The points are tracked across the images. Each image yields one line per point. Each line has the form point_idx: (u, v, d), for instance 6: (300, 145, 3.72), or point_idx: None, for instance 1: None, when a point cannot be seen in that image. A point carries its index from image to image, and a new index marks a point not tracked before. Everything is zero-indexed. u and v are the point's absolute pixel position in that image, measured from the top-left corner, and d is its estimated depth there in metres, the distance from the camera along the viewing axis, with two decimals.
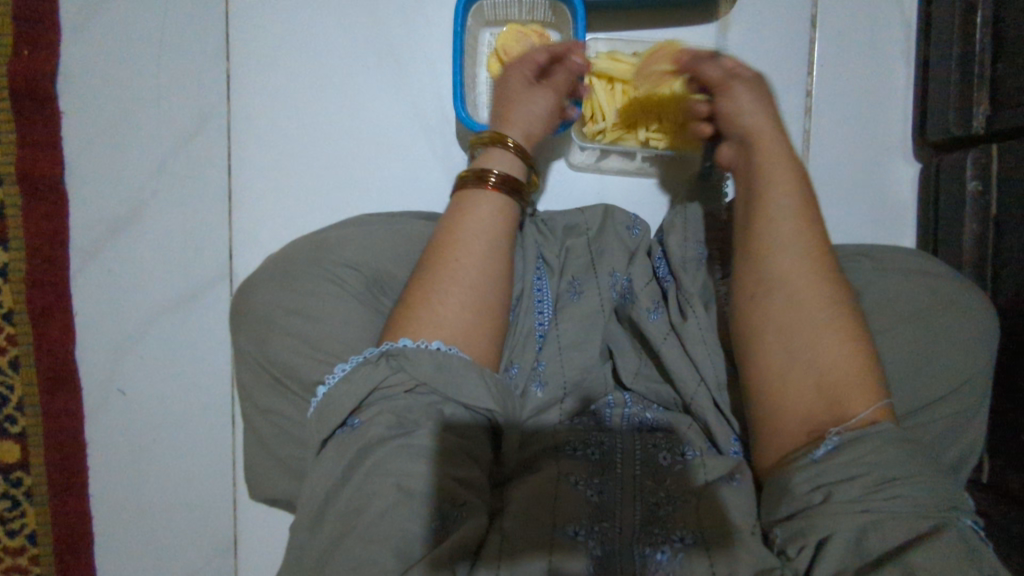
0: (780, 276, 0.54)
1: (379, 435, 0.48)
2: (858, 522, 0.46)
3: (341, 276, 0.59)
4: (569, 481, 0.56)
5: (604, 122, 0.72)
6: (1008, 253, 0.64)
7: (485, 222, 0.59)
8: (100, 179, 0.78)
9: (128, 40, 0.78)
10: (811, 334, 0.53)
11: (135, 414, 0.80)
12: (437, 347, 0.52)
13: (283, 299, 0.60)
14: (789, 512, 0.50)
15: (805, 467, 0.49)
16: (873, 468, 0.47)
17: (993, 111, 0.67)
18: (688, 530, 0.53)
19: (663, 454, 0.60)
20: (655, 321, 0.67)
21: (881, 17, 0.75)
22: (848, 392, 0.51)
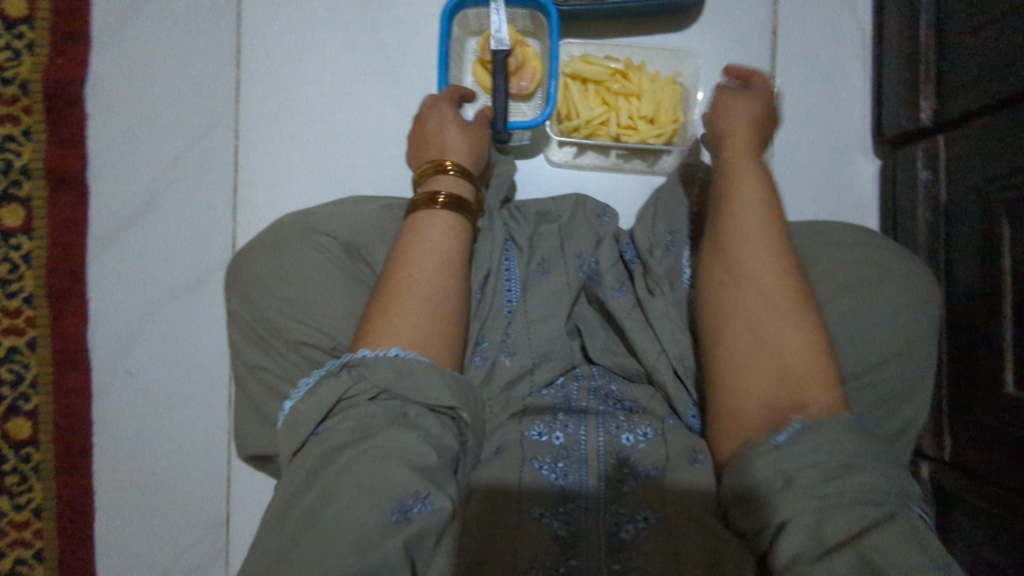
0: (748, 271, 0.55)
1: (342, 440, 0.52)
2: (815, 508, 0.46)
3: (319, 241, 0.67)
4: (532, 465, 0.60)
5: (578, 119, 0.77)
6: (955, 241, 0.68)
7: (438, 244, 0.62)
8: (118, 175, 0.85)
9: (149, 50, 0.86)
10: (772, 328, 0.53)
11: (139, 393, 0.85)
12: (394, 354, 0.56)
13: (271, 264, 0.67)
14: (750, 496, 0.49)
15: (768, 452, 0.49)
16: (829, 456, 0.48)
17: (939, 105, 0.71)
18: (650, 509, 0.58)
19: (625, 434, 0.63)
20: (619, 298, 0.72)
21: (840, 26, 0.81)
22: (805, 384, 0.52)
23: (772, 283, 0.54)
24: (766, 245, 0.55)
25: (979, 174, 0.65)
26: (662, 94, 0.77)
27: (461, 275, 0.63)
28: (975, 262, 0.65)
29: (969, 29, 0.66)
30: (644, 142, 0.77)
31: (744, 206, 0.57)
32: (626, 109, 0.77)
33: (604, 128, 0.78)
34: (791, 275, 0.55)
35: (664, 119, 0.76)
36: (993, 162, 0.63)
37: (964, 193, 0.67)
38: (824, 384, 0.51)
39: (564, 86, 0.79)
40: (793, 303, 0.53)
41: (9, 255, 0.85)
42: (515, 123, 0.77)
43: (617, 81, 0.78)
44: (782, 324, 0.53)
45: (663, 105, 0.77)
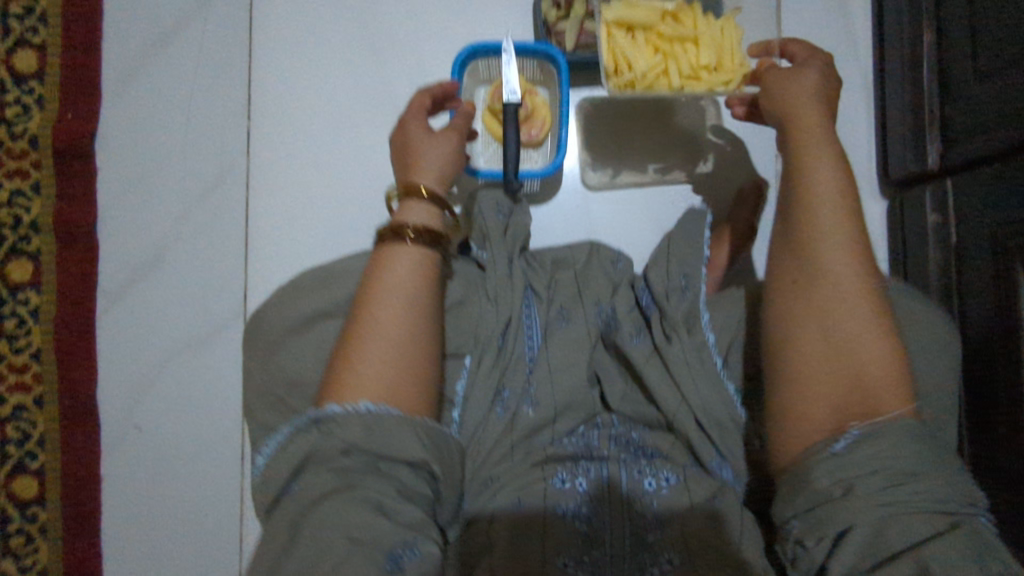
0: (827, 272, 0.55)
1: (319, 494, 0.51)
2: (878, 514, 0.49)
3: (333, 300, 0.67)
4: (557, 513, 0.63)
5: (632, 73, 0.73)
6: (969, 284, 0.69)
7: (402, 287, 0.62)
8: (128, 227, 0.85)
9: (159, 101, 0.85)
10: (848, 327, 0.54)
11: (149, 447, 0.84)
12: (365, 409, 0.55)
13: (292, 321, 0.68)
14: (807, 505, 0.52)
15: (827, 460, 0.51)
16: (893, 463, 0.50)
17: (945, 149, 0.72)
18: (675, 553, 0.61)
19: (647, 478, 0.66)
20: (637, 345, 0.72)
21: (845, 70, 0.82)
22: (874, 389, 0.53)
23: (851, 282, 0.55)
24: (845, 242, 0.56)
25: (990, 220, 0.66)
26: (721, 38, 0.73)
27: (427, 316, 0.62)
28: (990, 307, 0.66)
29: (975, 75, 0.67)
30: (711, 91, 0.73)
31: (820, 201, 0.57)
32: (684, 57, 0.73)
33: (664, 79, 0.74)
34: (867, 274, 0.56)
35: (731, 65, 0.72)
36: (1004, 208, 0.64)
37: (976, 236, 0.68)
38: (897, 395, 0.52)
39: (609, 34, 0.74)
40: (865, 301, 0.55)
41: (17, 309, 0.84)
42: (529, 172, 0.79)
43: (670, 22, 0.73)
44: (858, 329, 0.54)
45: (725, 51, 0.73)
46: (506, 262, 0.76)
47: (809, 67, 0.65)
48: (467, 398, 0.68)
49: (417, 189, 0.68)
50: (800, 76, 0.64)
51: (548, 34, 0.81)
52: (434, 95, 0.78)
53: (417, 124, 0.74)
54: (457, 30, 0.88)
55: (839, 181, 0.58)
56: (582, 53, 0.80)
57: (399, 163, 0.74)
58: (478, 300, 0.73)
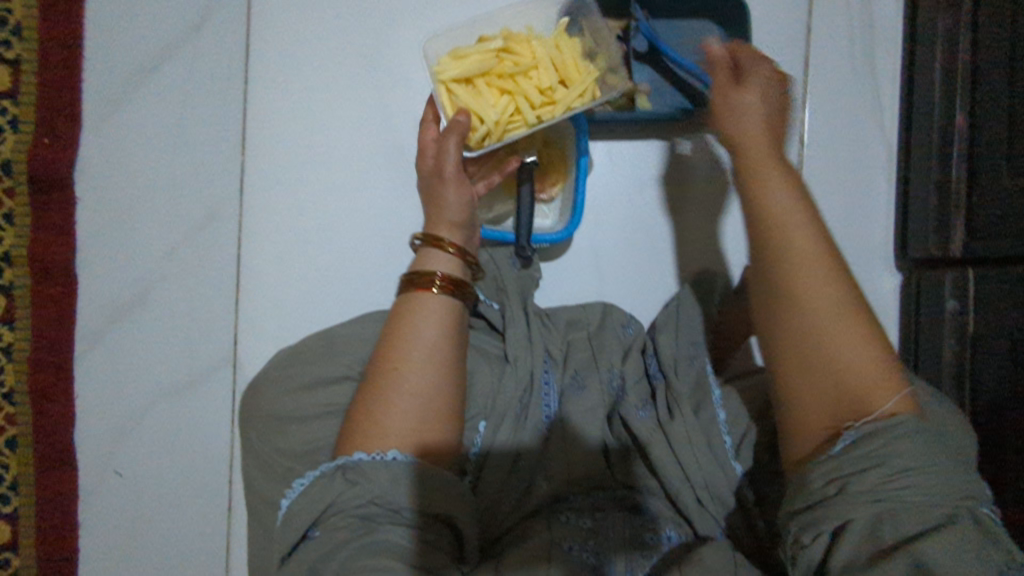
0: (788, 291, 0.52)
1: (344, 538, 0.52)
2: (873, 511, 0.45)
3: (341, 372, 0.64)
4: (562, 546, 0.58)
5: (485, 122, 0.66)
6: (982, 376, 0.69)
7: (428, 337, 0.62)
8: (110, 264, 0.80)
9: (145, 132, 0.80)
10: (827, 327, 0.50)
11: (129, 497, 0.79)
12: (391, 458, 0.55)
13: (294, 393, 0.64)
14: (805, 504, 0.48)
15: (824, 461, 0.48)
16: (893, 459, 0.46)
17: (969, 237, 0.71)
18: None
19: (649, 532, 0.62)
20: (642, 418, 0.68)
21: (869, 137, 0.78)
22: (867, 383, 0.49)
23: (814, 291, 0.51)
24: (803, 259, 0.52)
25: (1012, 316, 0.66)
26: (557, 54, 0.69)
27: (452, 365, 0.62)
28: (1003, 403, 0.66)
29: (1009, 168, 0.66)
30: (569, 108, 0.68)
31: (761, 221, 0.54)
32: (532, 84, 0.68)
33: (518, 117, 0.68)
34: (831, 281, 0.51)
35: (578, 77, 0.68)
36: None
37: (994, 329, 0.68)
38: (884, 389, 0.49)
39: (449, 91, 0.68)
40: (832, 304, 0.51)
41: None
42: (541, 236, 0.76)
43: (506, 61, 0.68)
44: (837, 318, 0.50)
45: (566, 65, 0.68)
46: (524, 323, 0.73)
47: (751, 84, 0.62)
48: (482, 465, 0.66)
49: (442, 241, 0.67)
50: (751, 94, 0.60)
51: None
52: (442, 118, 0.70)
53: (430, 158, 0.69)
54: None
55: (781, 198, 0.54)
56: (601, 110, 0.76)
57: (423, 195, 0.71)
58: (493, 365, 0.71)
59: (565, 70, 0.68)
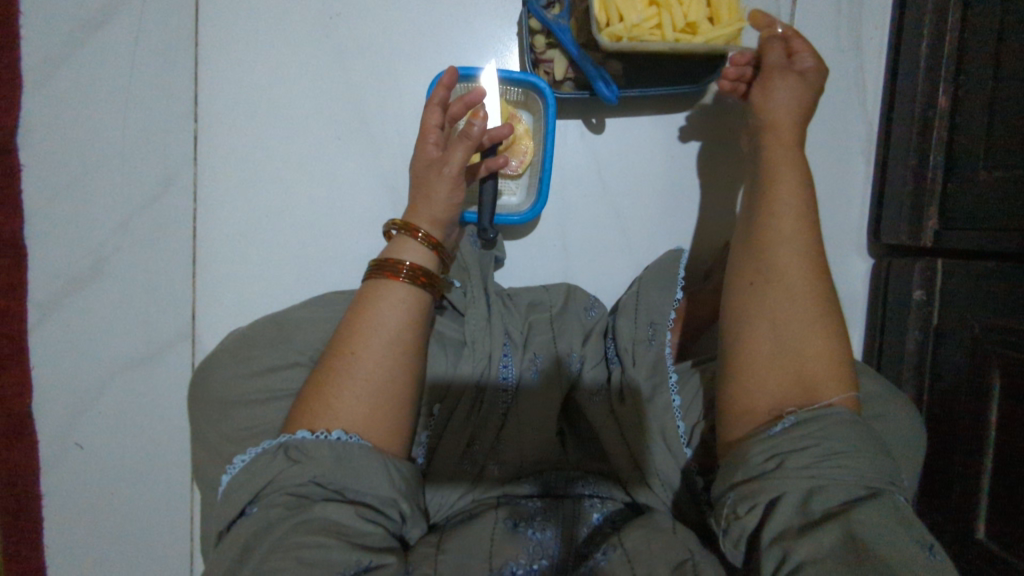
0: (780, 268, 0.55)
1: (279, 516, 0.52)
2: (805, 486, 0.46)
3: (291, 356, 0.63)
4: (508, 524, 0.59)
5: (623, 24, 0.65)
6: (943, 367, 0.68)
7: (387, 318, 0.60)
8: (63, 234, 0.77)
9: (93, 96, 0.76)
10: (800, 314, 0.53)
11: (91, 469, 0.79)
12: (336, 438, 0.55)
13: (244, 376, 0.63)
14: (741, 480, 0.49)
15: (762, 439, 0.49)
16: (826, 441, 0.47)
17: (941, 229, 0.68)
18: (610, 544, 0.56)
19: (596, 512, 0.62)
20: (595, 403, 0.68)
21: (848, 117, 0.76)
22: (816, 383, 0.52)
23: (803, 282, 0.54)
24: (801, 242, 0.55)
25: (975, 312, 0.64)
26: None
27: (409, 345, 0.60)
28: (955, 396, 0.66)
29: (983, 161, 0.64)
30: (709, 46, 0.66)
31: (782, 199, 0.57)
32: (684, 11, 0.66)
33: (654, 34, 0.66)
34: (817, 268, 0.55)
35: (730, 17, 0.66)
36: (993, 312, 0.62)
37: (958, 324, 0.66)
38: (838, 383, 0.52)
39: None
40: (817, 306, 0.53)
41: None
42: (505, 216, 0.73)
43: None
44: (810, 311, 0.53)
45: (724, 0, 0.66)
46: (483, 302, 0.71)
47: (798, 81, 0.62)
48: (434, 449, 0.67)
49: (415, 229, 0.64)
50: (781, 91, 0.62)
51: (535, 62, 0.73)
52: (445, 100, 0.66)
53: (426, 146, 0.66)
54: (435, 33, 0.78)
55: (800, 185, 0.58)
56: (571, 87, 0.73)
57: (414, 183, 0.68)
58: (449, 349, 0.70)
59: (716, 4, 0.66)
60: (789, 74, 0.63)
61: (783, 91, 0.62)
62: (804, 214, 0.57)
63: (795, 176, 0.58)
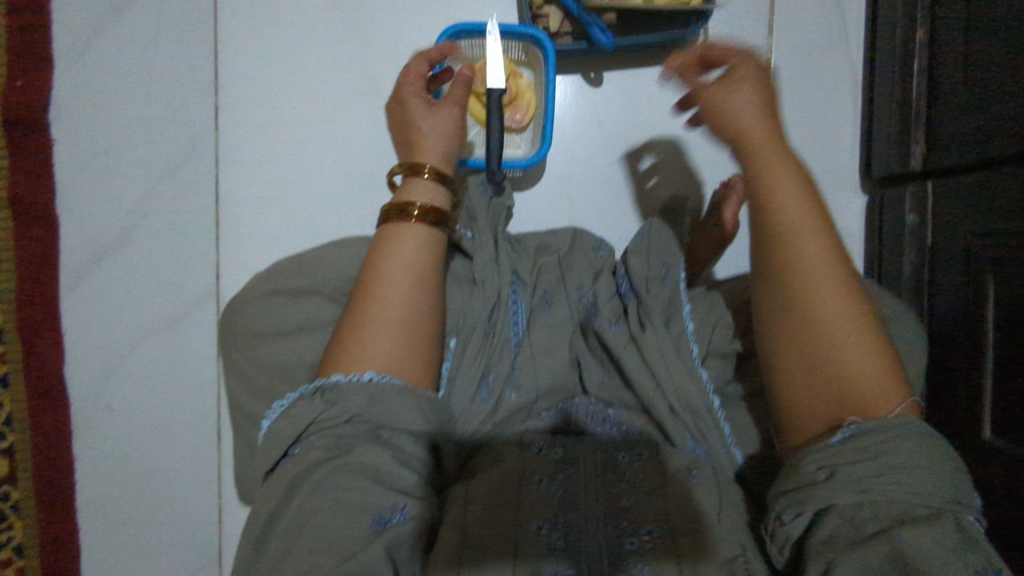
0: (801, 276, 0.54)
1: (319, 457, 0.54)
2: (857, 499, 0.46)
3: (313, 292, 0.66)
4: (532, 479, 0.59)
5: None
6: (942, 284, 0.70)
7: (408, 260, 0.63)
8: (93, 205, 0.81)
9: (117, 73, 0.80)
10: (832, 320, 0.52)
11: (124, 428, 0.83)
12: (369, 380, 0.57)
13: (268, 312, 0.66)
14: (793, 485, 0.49)
15: (817, 448, 0.49)
16: (882, 457, 0.47)
17: (927, 154, 0.72)
18: (655, 523, 0.55)
19: (624, 457, 0.63)
20: (614, 333, 0.71)
21: (834, 59, 0.80)
22: (869, 390, 0.51)
23: (827, 287, 0.53)
24: (818, 248, 0.54)
25: (966, 225, 0.67)
26: None
27: (430, 286, 0.63)
28: (954, 304, 0.68)
29: (963, 83, 0.67)
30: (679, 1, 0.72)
31: (779, 208, 0.55)
32: None
33: None
34: (838, 267, 0.54)
35: None
36: (981, 222, 0.64)
37: (950, 239, 0.69)
38: (883, 380, 0.51)
39: None
40: (847, 304, 0.53)
41: None
42: (511, 162, 0.76)
43: None
44: (841, 315, 0.52)
45: None
46: (494, 247, 0.75)
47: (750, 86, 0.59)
48: (451, 380, 0.68)
49: (422, 168, 0.69)
50: (745, 90, 0.59)
51: (533, 18, 0.78)
52: (431, 58, 0.75)
53: (415, 98, 0.74)
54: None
55: (800, 192, 0.55)
56: (570, 39, 0.78)
57: (403, 142, 0.74)
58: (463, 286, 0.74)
59: None
60: (740, 85, 0.59)
61: (737, 93, 0.59)
62: (816, 210, 0.55)
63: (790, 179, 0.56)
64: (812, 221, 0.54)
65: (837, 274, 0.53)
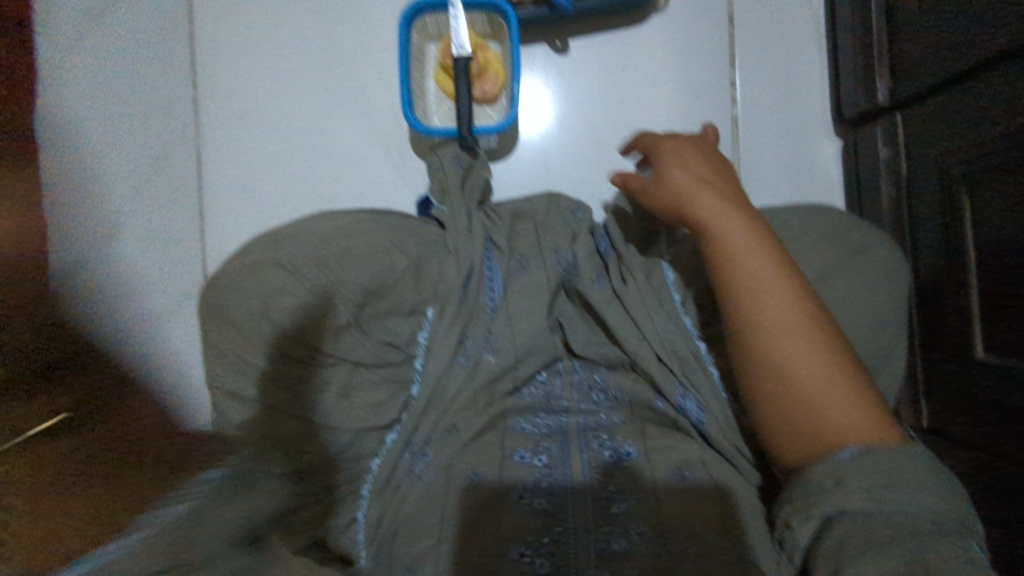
0: (768, 316, 0.56)
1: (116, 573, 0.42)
2: (865, 506, 0.48)
3: (282, 268, 0.65)
4: (519, 549, 0.59)
5: None
6: (921, 213, 0.70)
7: None
8: (82, 203, 0.83)
9: (103, 75, 0.83)
10: (802, 354, 0.55)
11: (123, 424, 0.83)
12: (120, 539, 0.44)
13: (237, 290, 0.65)
14: (802, 495, 0.52)
15: (824, 463, 0.52)
16: (890, 468, 0.49)
17: (894, 84, 0.72)
18: (644, 525, 0.60)
19: (606, 450, 0.68)
20: (598, 289, 0.71)
21: (794, 11, 0.83)
22: (851, 420, 0.53)
23: (793, 318, 0.56)
24: (777, 282, 0.57)
25: (937, 148, 0.67)
26: None
27: None
28: (931, 228, 0.69)
29: (918, 8, 0.67)
30: None
31: (735, 253, 0.59)
32: None
33: None
34: (800, 298, 0.57)
35: None
36: (951, 142, 0.65)
37: (924, 166, 0.69)
38: (863, 404, 0.53)
39: None
40: (812, 330, 0.56)
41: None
42: (482, 128, 0.78)
43: None
44: (812, 348, 0.55)
45: None
46: (465, 215, 0.72)
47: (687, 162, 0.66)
48: (430, 346, 0.68)
49: None
50: (680, 168, 0.66)
51: None
52: None
53: None
54: None
55: (752, 236, 0.59)
56: (531, 5, 0.79)
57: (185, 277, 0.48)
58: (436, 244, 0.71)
59: None
60: (678, 163, 0.66)
61: (679, 167, 0.66)
62: (768, 245, 0.59)
63: (739, 225, 0.60)
64: (765, 264, 0.58)
65: (800, 305, 0.56)
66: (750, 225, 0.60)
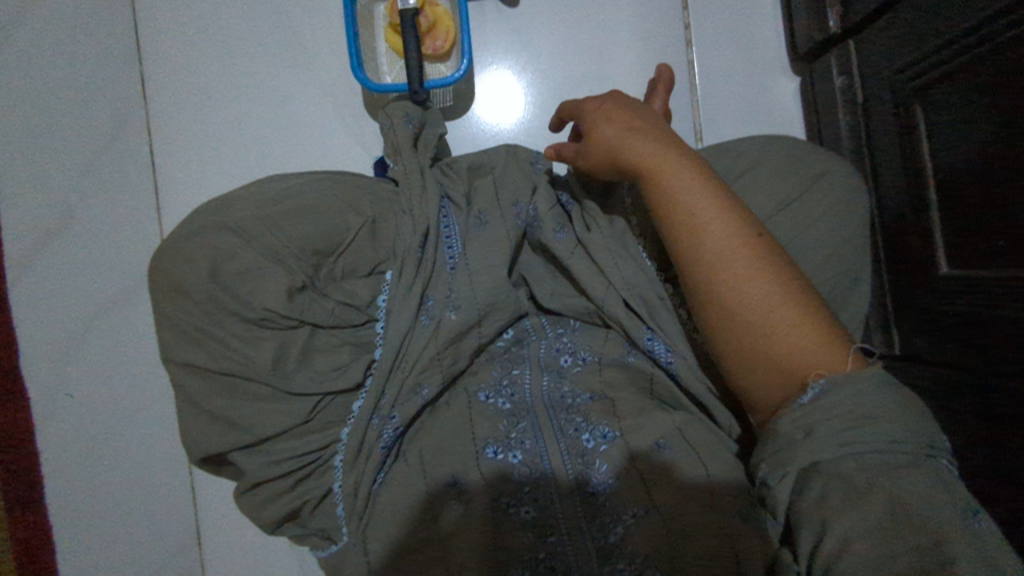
0: (713, 257, 0.56)
1: None
2: (839, 453, 0.47)
3: (231, 228, 0.64)
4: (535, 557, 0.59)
5: None
6: (878, 138, 0.70)
7: None
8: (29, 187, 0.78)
9: None
10: (751, 289, 0.54)
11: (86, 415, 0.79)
12: None
13: (185, 255, 0.63)
14: (773, 448, 0.51)
15: (793, 407, 0.51)
16: (858, 408, 0.48)
17: (843, 11, 0.72)
18: (637, 505, 0.59)
19: (584, 435, 0.63)
20: (561, 240, 0.69)
21: None
22: (805, 349, 0.53)
23: (739, 256, 0.55)
24: (719, 221, 0.56)
25: (889, 70, 0.67)
26: None
27: None
28: (887, 154, 0.69)
29: None
30: None
31: (675, 198, 0.57)
32: None
33: None
34: (746, 233, 0.56)
35: None
36: (901, 61, 0.65)
37: (877, 90, 0.69)
38: (815, 329, 0.53)
39: None
40: (761, 265, 0.55)
41: None
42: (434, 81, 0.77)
43: None
44: (760, 283, 0.54)
45: None
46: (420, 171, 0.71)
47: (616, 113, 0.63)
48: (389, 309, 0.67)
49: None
50: (608, 124, 0.63)
51: None
52: None
53: None
54: None
55: (689, 178, 0.58)
56: None
57: None
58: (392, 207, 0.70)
59: None
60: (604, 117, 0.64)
61: (606, 120, 0.63)
62: (708, 183, 0.58)
63: (677, 168, 0.58)
64: (710, 204, 0.56)
65: (744, 241, 0.55)
66: (687, 166, 0.58)
